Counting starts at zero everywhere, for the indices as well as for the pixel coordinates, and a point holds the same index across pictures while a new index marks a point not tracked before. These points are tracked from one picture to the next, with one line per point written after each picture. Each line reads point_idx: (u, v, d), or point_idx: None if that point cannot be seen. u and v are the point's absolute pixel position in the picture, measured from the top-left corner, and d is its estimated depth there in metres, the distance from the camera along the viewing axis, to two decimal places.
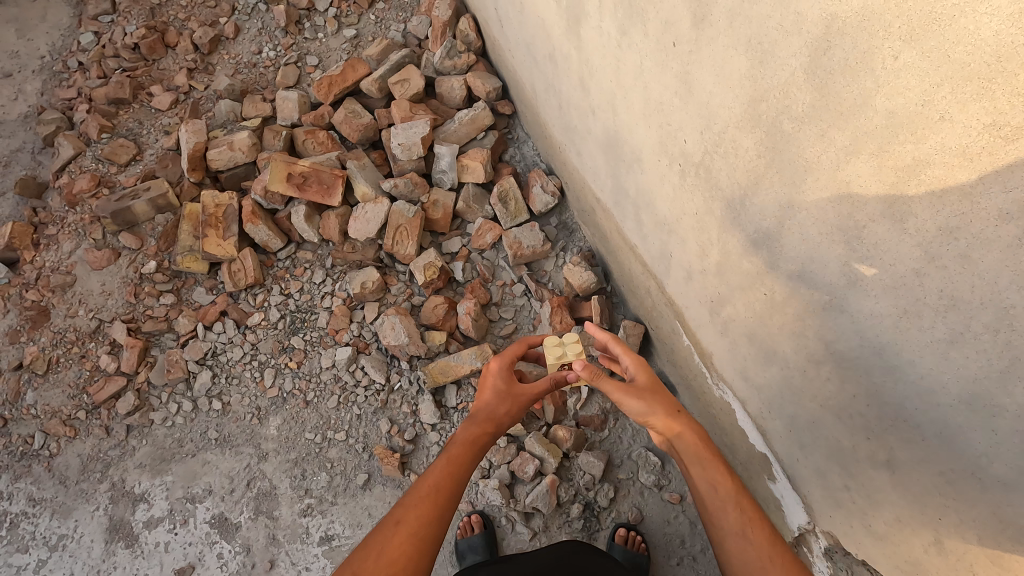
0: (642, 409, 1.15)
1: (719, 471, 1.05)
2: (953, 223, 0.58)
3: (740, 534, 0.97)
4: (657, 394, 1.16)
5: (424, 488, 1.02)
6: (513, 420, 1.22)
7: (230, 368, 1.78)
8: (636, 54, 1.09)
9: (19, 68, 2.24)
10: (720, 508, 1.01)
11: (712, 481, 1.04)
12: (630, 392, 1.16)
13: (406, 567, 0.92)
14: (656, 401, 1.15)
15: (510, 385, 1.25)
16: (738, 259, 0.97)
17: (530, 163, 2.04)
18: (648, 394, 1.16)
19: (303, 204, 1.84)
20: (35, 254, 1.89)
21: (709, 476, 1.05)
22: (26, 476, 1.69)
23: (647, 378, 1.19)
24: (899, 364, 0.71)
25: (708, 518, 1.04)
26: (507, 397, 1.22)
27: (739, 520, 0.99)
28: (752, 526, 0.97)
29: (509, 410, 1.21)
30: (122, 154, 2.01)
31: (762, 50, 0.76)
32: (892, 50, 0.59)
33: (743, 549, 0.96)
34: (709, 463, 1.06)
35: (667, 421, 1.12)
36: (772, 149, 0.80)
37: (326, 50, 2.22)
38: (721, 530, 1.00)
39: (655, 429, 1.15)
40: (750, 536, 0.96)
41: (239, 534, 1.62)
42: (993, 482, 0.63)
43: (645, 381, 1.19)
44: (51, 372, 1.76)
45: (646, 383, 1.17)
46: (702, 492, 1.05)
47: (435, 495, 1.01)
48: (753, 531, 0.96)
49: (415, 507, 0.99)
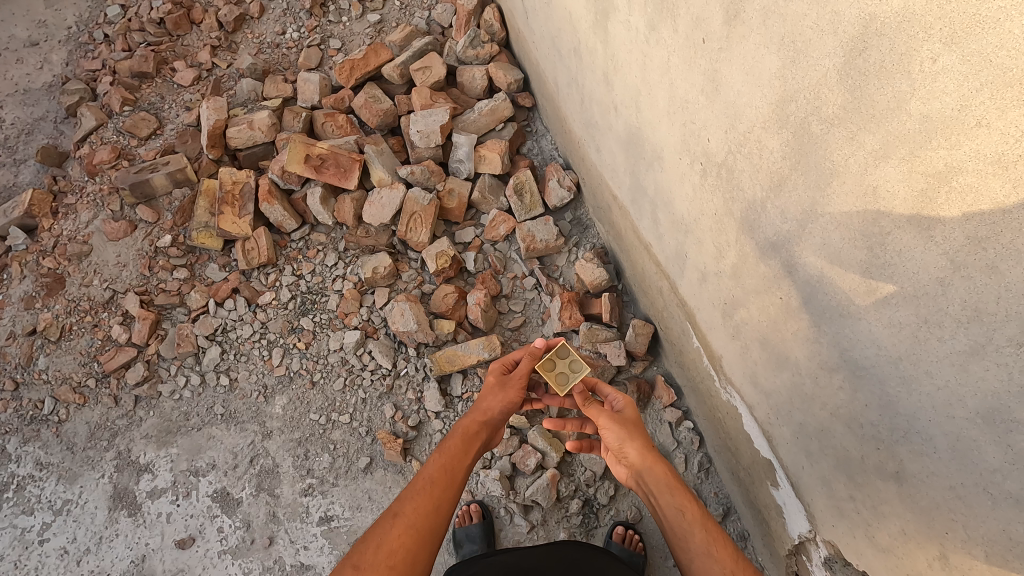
0: (621, 436, 1.15)
1: (686, 497, 1.04)
2: (983, 233, 0.57)
3: (707, 554, 0.97)
4: (638, 427, 1.18)
5: (420, 482, 1.02)
6: (509, 410, 1.23)
7: (239, 345, 1.80)
8: (663, 50, 1.08)
9: (46, 38, 2.26)
10: (686, 532, 1.01)
11: (678, 506, 1.03)
12: (615, 420, 1.18)
13: (406, 559, 0.91)
14: (635, 432, 1.16)
15: (505, 379, 1.27)
16: (756, 261, 0.96)
17: (548, 157, 2.04)
18: (629, 425, 1.18)
19: (319, 186, 1.85)
20: (53, 222, 1.91)
21: (675, 502, 1.04)
22: (35, 440, 1.72)
23: (632, 411, 1.21)
24: (916, 374, 0.70)
25: (675, 544, 1.02)
26: (500, 390, 1.24)
27: (704, 539, 0.99)
28: (717, 545, 0.98)
29: (503, 401, 1.22)
30: (142, 127, 2.02)
31: (795, 49, 0.75)
32: (932, 53, 0.58)
33: (709, 568, 0.96)
34: (677, 490, 1.05)
35: (641, 454, 1.12)
36: (799, 150, 0.79)
37: (350, 34, 2.22)
38: (689, 554, 0.99)
39: (626, 460, 1.14)
40: (716, 555, 0.96)
41: (240, 509, 1.63)
42: (1004, 499, 0.63)
43: (631, 415, 1.21)
44: (64, 339, 1.79)
45: (631, 417, 1.20)
46: (667, 517, 1.04)
47: (431, 488, 1.01)
48: (720, 551, 0.97)
49: (412, 501, 0.99)
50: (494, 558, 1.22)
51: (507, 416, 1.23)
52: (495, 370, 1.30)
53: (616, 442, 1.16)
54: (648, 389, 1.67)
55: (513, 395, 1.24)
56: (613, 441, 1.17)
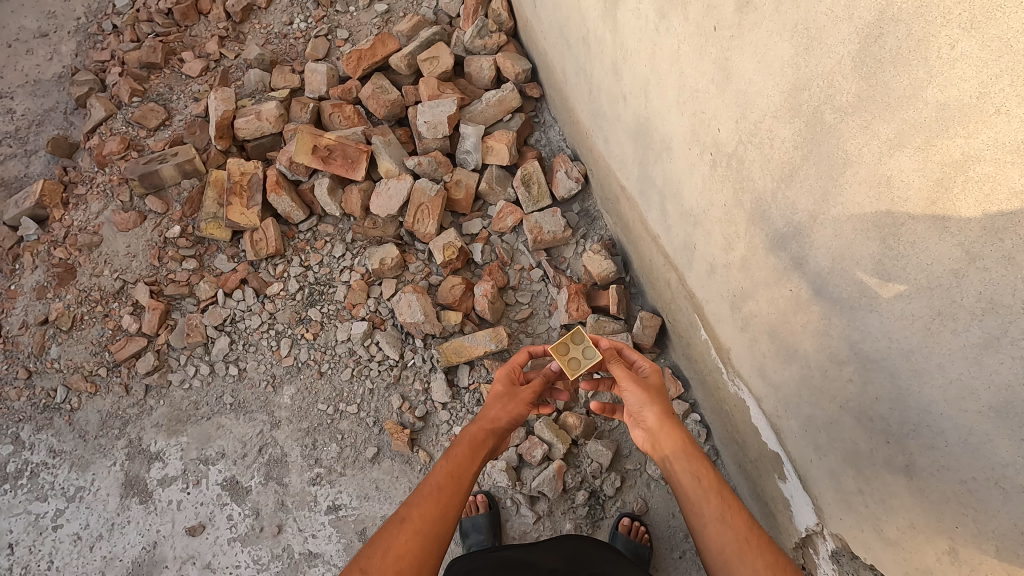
0: (643, 399, 1.15)
1: (703, 465, 1.03)
2: (999, 223, 0.56)
3: (720, 520, 0.95)
4: (661, 395, 1.17)
5: (428, 487, 1.02)
6: (516, 420, 1.22)
7: (248, 335, 1.81)
8: (673, 39, 1.07)
9: (56, 29, 2.27)
10: (700, 497, 0.99)
11: (694, 472, 1.02)
12: (638, 384, 1.17)
13: (412, 564, 0.92)
14: (656, 398, 1.15)
15: (514, 388, 1.26)
16: (765, 253, 0.95)
17: (555, 148, 2.03)
18: (651, 391, 1.17)
19: (327, 177, 1.85)
20: (64, 212, 1.93)
21: (692, 468, 1.03)
22: (48, 428, 1.75)
23: (657, 379, 1.21)
24: (928, 367, 0.69)
25: (687, 509, 1.01)
26: (507, 398, 1.24)
27: (719, 506, 0.97)
28: (731, 512, 0.96)
29: (511, 411, 1.21)
30: (151, 118, 2.03)
31: (808, 36, 0.74)
32: (950, 39, 0.56)
33: (722, 533, 0.94)
34: (695, 457, 1.04)
35: (659, 420, 1.11)
36: (811, 140, 0.78)
37: (357, 24, 2.21)
38: (701, 519, 0.97)
39: (644, 425, 1.13)
40: (729, 522, 0.94)
41: (249, 498, 1.65)
42: (1017, 493, 0.62)
43: (655, 382, 1.20)
44: (75, 329, 1.80)
45: (655, 384, 1.19)
46: (682, 483, 1.03)
47: (438, 494, 1.01)
48: (734, 518, 0.95)
49: (418, 506, 0.99)
50: (497, 552, 1.22)
51: (514, 427, 1.22)
52: (502, 378, 1.28)
53: (637, 404, 1.15)
54: None
55: (522, 407, 1.24)
56: (633, 403, 1.16)
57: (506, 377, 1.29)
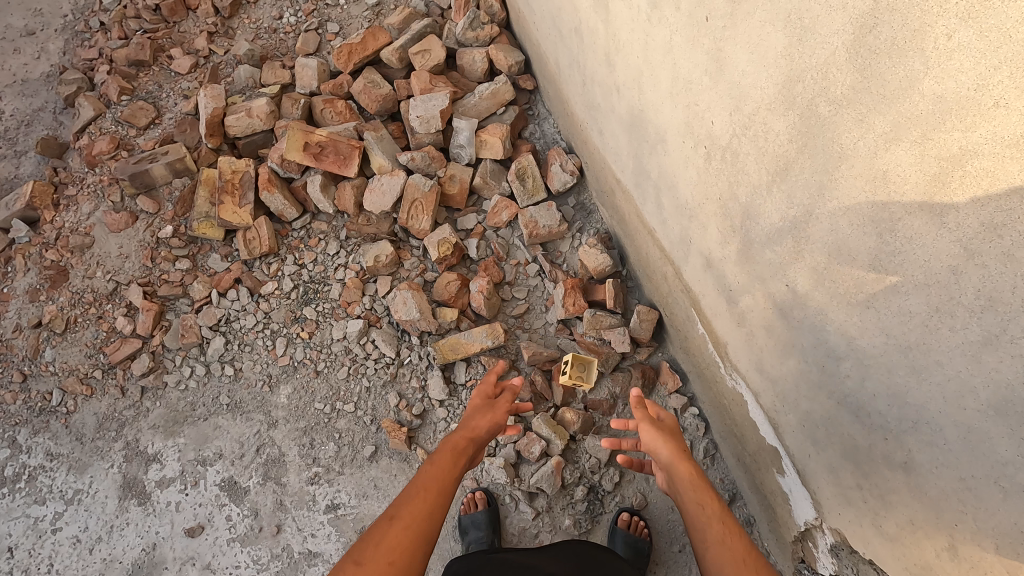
0: (657, 440, 1.11)
1: (708, 493, 1.03)
2: (997, 219, 0.55)
3: (722, 544, 0.94)
4: (675, 436, 1.14)
5: (413, 488, 1.02)
6: (495, 430, 1.23)
7: (243, 335, 1.80)
8: (666, 29, 1.04)
9: (42, 27, 2.24)
10: (703, 521, 0.98)
11: (698, 500, 1.02)
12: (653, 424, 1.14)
13: (403, 561, 0.90)
14: (671, 438, 1.12)
15: (491, 402, 1.29)
16: (760, 248, 0.94)
17: (550, 141, 2.01)
18: (668, 433, 1.13)
19: (319, 174, 1.83)
20: (54, 214, 1.91)
21: (696, 495, 1.03)
22: (45, 431, 1.74)
23: (672, 420, 1.17)
24: (926, 364, 0.68)
25: (691, 533, 1.00)
26: (486, 410, 1.26)
27: (721, 530, 0.96)
28: (731, 537, 0.95)
29: (490, 421, 1.23)
30: (141, 117, 2.00)
31: (802, 26, 0.72)
32: (947, 29, 0.55)
33: (723, 557, 0.93)
34: (700, 485, 1.04)
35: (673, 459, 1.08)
36: (806, 133, 0.76)
37: (348, 17, 2.18)
38: (703, 542, 0.96)
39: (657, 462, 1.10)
40: (730, 546, 0.93)
41: (248, 498, 1.65)
42: (1017, 491, 0.61)
43: (670, 423, 1.17)
44: (69, 331, 1.79)
45: (671, 425, 1.16)
46: (687, 509, 1.02)
47: (425, 493, 1.01)
48: (734, 542, 0.94)
49: (407, 505, 0.98)
50: (496, 554, 1.22)
51: (493, 436, 1.22)
52: (479, 393, 1.32)
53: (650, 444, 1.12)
54: (652, 375, 1.66)
55: (500, 417, 1.25)
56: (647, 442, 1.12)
57: (483, 391, 1.32)
